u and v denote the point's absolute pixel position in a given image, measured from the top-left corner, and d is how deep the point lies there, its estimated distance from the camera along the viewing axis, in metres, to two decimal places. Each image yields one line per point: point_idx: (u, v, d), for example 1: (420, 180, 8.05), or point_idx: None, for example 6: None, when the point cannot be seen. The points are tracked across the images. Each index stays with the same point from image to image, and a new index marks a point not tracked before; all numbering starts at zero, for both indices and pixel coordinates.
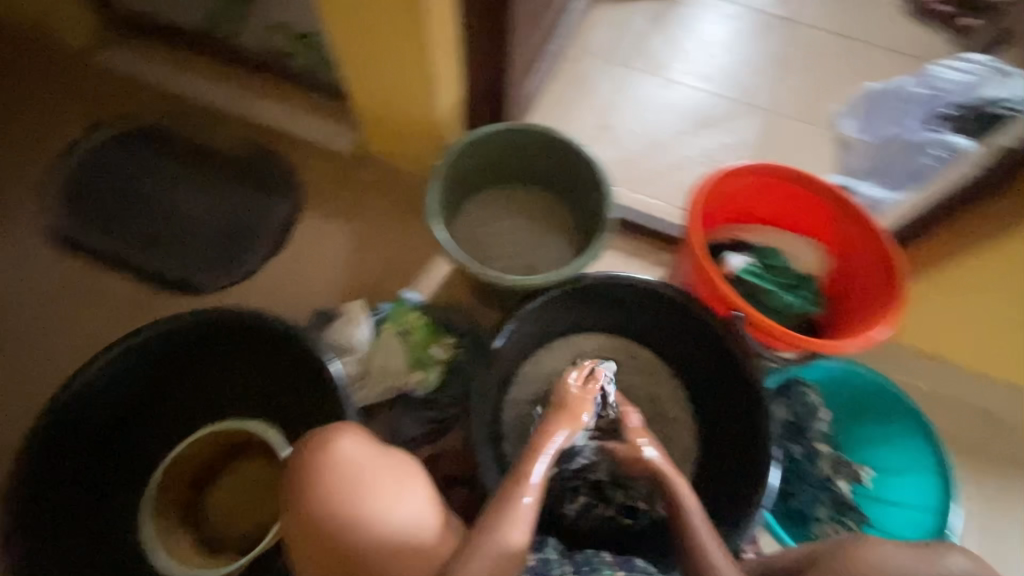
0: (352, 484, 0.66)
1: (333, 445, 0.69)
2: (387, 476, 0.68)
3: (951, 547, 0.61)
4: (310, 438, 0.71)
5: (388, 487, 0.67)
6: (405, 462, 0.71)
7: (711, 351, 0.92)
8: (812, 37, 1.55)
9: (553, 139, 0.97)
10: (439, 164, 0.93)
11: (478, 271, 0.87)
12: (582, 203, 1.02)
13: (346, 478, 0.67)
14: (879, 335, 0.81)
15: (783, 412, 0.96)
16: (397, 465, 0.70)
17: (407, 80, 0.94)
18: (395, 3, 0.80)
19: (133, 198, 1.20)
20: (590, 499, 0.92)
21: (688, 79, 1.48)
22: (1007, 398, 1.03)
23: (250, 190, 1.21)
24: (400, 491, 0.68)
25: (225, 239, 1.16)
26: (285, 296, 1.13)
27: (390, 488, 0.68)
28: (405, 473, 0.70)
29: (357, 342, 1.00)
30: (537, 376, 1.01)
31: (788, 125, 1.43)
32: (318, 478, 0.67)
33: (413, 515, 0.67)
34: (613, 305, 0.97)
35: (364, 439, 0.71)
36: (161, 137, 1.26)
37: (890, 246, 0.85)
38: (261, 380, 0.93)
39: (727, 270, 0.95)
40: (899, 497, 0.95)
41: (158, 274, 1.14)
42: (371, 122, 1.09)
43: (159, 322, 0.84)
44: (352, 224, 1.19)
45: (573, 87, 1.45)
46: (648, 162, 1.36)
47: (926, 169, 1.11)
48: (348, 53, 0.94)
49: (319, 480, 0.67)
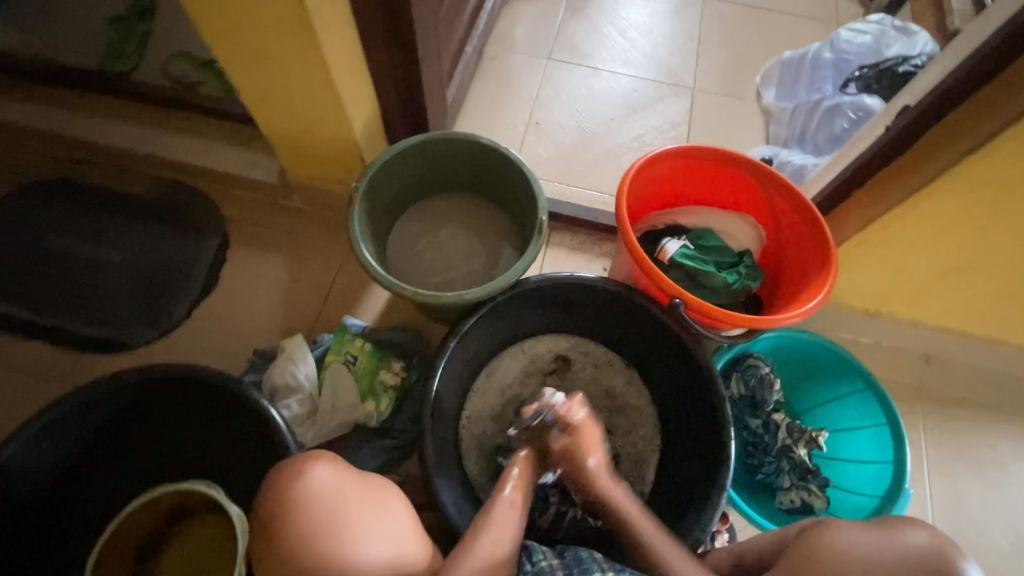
0: (332, 515, 0.61)
1: (305, 473, 0.63)
2: (365, 495, 0.65)
3: (912, 522, 0.60)
4: (277, 473, 0.64)
5: (368, 509, 0.63)
6: (379, 483, 0.68)
7: (658, 341, 0.92)
8: (725, 11, 1.58)
9: (476, 143, 0.93)
10: (360, 184, 0.88)
11: (414, 295, 0.82)
12: (516, 205, 1.00)
13: (329, 509, 0.62)
14: (818, 303, 0.81)
15: (737, 387, 0.99)
16: (376, 487, 0.67)
17: (313, 102, 0.89)
18: (282, 22, 0.75)
19: (42, 254, 1.11)
20: (562, 504, 0.91)
21: (612, 66, 1.47)
22: (939, 342, 1.08)
23: (172, 230, 1.15)
24: (382, 513, 0.64)
25: (150, 289, 1.09)
26: (226, 339, 1.08)
27: (369, 511, 0.64)
28: (385, 494, 0.67)
29: (299, 379, 0.96)
30: (494, 388, 1.01)
31: (711, 101, 1.44)
32: (296, 509, 0.61)
33: (398, 534, 0.64)
34: (559, 306, 0.97)
35: (336, 463, 0.66)
36: (67, 188, 1.18)
37: (818, 213, 0.86)
38: (203, 434, 0.87)
39: (664, 256, 0.94)
40: (857, 453, 0.97)
41: (80, 335, 1.06)
42: (286, 148, 1.03)
43: (78, 390, 0.77)
44: (289, 256, 1.15)
45: (499, 87, 1.43)
46: (582, 154, 1.35)
47: (841, 132, 1.17)
48: (244, 78, 0.87)
49: (299, 514, 0.61)
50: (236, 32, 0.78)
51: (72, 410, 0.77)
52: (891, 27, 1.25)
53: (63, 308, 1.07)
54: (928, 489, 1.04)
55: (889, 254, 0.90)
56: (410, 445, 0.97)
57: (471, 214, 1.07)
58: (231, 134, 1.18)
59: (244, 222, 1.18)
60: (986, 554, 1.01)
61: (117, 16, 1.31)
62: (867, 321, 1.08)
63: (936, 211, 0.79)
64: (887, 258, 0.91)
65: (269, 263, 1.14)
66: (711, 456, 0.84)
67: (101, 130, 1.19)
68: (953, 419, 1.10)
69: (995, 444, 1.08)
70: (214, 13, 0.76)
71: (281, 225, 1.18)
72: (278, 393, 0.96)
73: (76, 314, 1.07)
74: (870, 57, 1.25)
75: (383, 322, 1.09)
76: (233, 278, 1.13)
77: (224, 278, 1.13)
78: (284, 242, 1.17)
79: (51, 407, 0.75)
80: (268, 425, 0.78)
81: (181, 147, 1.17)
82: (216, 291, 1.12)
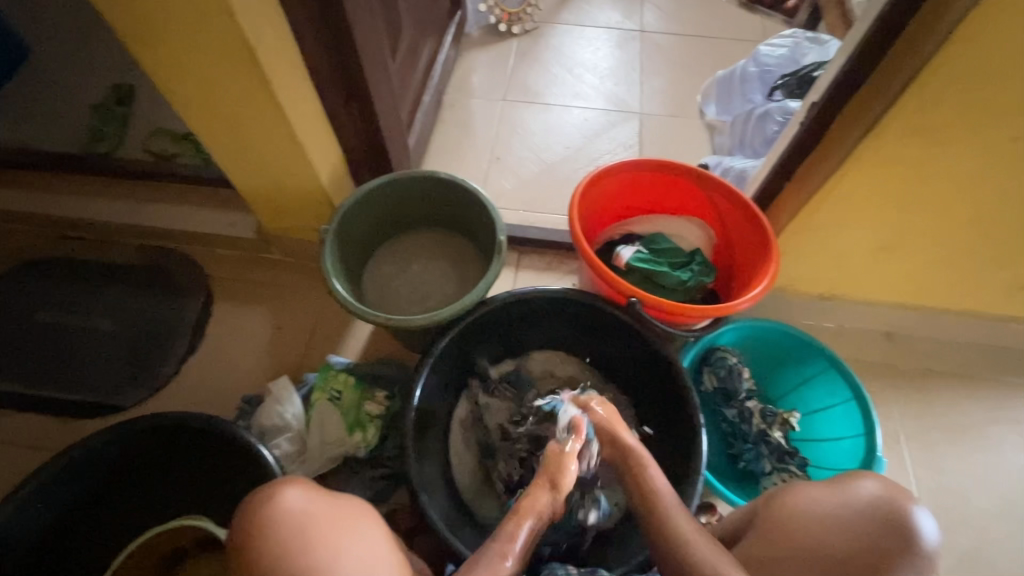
0: (301, 535, 0.58)
1: (276, 495, 0.61)
2: (332, 514, 0.61)
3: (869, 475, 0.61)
4: (250, 500, 0.62)
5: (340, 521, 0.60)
6: (354, 503, 0.64)
7: (624, 341, 0.97)
8: (662, 41, 1.72)
9: (434, 177, 1.01)
10: (330, 225, 0.94)
11: (386, 321, 0.87)
12: (480, 231, 1.07)
13: (299, 531, 0.58)
14: (765, 286, 0.86)
15: (709, 381, 1.02)
16: (350, 506, 0.64)
17: (280, 155, 0.97)
18: (245, 86, 0.83)
19: (33, 328, 1.16)
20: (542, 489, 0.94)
21: (563, 100, 1.59)
22: (897, 319, 1.14)
23: (157, 293, 1.20)
24: (355, 533, 0.60)
25: (140, 350, 1.14)
26: (214, 390, 1.11)
27: (339, 527, 0.60)
28: (358, 513, 0.63)
29: (287, 417, 0.99)
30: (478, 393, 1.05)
31: (659, 121, 1.55)
32: (265, 533, 0.59)
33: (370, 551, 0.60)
34: (528, 321, 1.02)
35: (303, 484, 0.64)
36: (55, 263, 1.24)
37: (754, 206, 0.93)
38: (198, 475, 0.91)
39: (620, 262, 1.00)
40: (833, 432, 1.00)
41: (71, 401, 1.09)
42: (260, 202, 1.11)
43: (69, 448, 0.80)
44: (273, 305, 1.21)
45: (459, 131, 1.53)
46: (543, 183, 1.44)
47: (774, 134, 1.28)
48: (215, 139, 0.95)
49: (270, 537, 0.58)
50: (203, 98, 0.87)
51: (64, 469, 0.80)
52: (805, 39, 1.41)
53: (53, 377, 1.11)
54: (908, 461, 1.07)
55: (826, 238, 0.96)
56: (397, 473, 0.99)
57: (439, 244, 1.14)
58: (209, 197, 1.25)
59: (227, 278, 1.24)
60: (974, 521, 1.02)
61: (98, 104, 1.41)
62: (825, 306, 1.13)
63: (855, 194, 0.85)
64: (825, 242, 0.97)
65: (254, 313, 1.20)
66: (686, 444, 0.88)
67: (83, 206, 1.25)
68: (923, 390, 1.13)
69: (966, 411, 1.12)
70: (182, 82, 0.84)
71: (263, 277, 1.24)
72: (267, 433, 0.99)
73: (69, 382, 1.10)
74: (790, 67, 1.38)
75: (365, 358, 1.13)
76: (218, 332, 1.18)
77: (210, 334, 1.18)
78: (267, 292, 1.22)
79: (45, 468, 0.78)
80: (255, 460, 0.81)
81: (160, 214, 1.24)
82: (202, 345, 1.16)
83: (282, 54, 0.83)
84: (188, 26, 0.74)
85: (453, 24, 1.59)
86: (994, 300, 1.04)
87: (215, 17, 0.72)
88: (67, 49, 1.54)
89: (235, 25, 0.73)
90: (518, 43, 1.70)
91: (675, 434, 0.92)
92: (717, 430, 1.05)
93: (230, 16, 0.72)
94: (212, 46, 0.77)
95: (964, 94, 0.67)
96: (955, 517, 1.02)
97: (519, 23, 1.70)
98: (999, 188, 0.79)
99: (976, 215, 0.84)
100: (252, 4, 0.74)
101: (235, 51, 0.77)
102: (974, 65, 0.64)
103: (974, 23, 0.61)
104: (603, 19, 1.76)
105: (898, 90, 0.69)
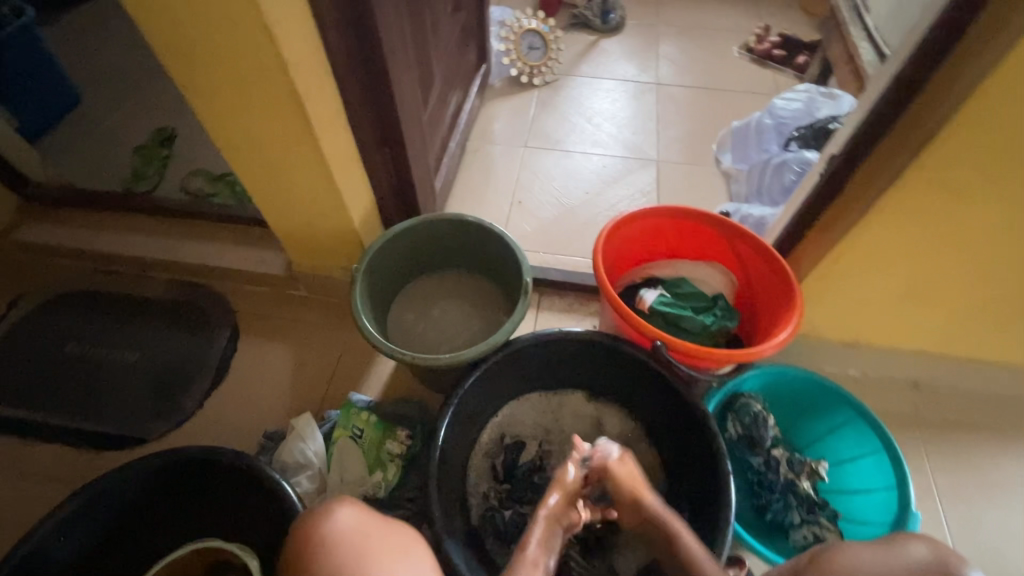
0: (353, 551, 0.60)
1: (329, 516, 0.64)
2: (385, 540, 0.63)
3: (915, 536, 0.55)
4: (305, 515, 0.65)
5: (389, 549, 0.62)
6: (403, 531, 0.66)
7: (649, 384, 0.97)
8: (677, 92, 1.79)
9: (461, 220, 1.04)
10: (361, 265, 0.97)
11: (414, 359, 0.88)
12: (505, 272, 1.09)
13: (353, 549, 0.61)
14: (790, 332, 0.86)
15: (733, 429, 1.01)
16: (397, 537, 0.65)
17: (316, 199, 1.02)
18: (289, 134, 0.88)
19: (63, 360, 1.18)
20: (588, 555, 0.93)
21: (582, 147, 1.64)
22: (924, 369, 1.12)
23: (187, 327, 1.22)
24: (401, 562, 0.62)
25: (167, 382, 1.15)
26: (236, 426, 1.12)
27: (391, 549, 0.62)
28: (403, 546, 0.64)
29: (306, 456, 0.99)
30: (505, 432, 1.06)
31: (676, 168, 1.59)
32: (320, 551, 0.61)
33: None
34: (551, 362, 1.02)
35: (358, 505, 0.67)
36: (88, 295, 1.27)
37: (776, 253, 0.95)
38: (221, 509, 0.91)
39: (643, 306, 1.02)
40: (863, 483, 0.98)
41: (94, 433, 1.10)
42: (292, 243, 1.15)
43: (101, 479, 0.81)
44: (297, 341, 1.23)
45: (482, 175, 1.59)
46: (562, 228, 1.47)
47: (791, 183, 1.31)
48: (256, 183, 1.01)
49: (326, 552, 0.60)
50: (249, 145, 0.92)
51: (92, 502, 0.80)
52: (818, 93, 1.46)
53: (77, 409, 1.12)
54: (943, 518, 1.03)
55: (849, 286, 0.97)
56: (418, 515, 0.98)
57: (463, 284, 1.16)
58: (242, 236, 1.29)
59: (254, 314, 1.27)
60: None
61: (141, 146, 1.49)
62: (849, 354, 1.13)
63: (877, 244, 0.87)
64: (849, 290, 0.98)
65: (278, 350, 1.22)
66: (713, 493, 0.86)
67: (118, 240, 1.30)
68: (953, 442, 1.11)
69: (999, 464, 1.08)
70: (232, 130, 0.90)
71: (289, 314, 1.27)
72: (289, 470, 0.98)
73: (95, 414, 1.11)
74: (805, 119, 1.43)
75: (387, 395, 1.14)
76: (243, 368, 1.19)
77: (235, 368, 1.19)
78: (293, 328, 1.25)
79: (77, 497, 0.79)
80: (280, 499, 0.81)
81: (193, 250, 1.28)
82: (225, 379, 1.18)
83: (326, 105, 0.88)
84: (244, 79, 0.80)
85: (478, 76, 1.68)
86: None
87: (269, 69, 0.78)
88: (114, 96, 1.64)
89: (288, 79, 0.79)
90: (539, 93, 1.78)
91: (701, 485, 0.90)
92: (743, 478, 1.03)
93: (285, 70, 0.77)
94: (260, 96, 0.82)
95: (983, 149, 0.70)
96: None
97: (540, 76, 1.79)
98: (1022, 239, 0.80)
99: (1002, 266, 0.85)
100: (303, 59, 0.79)
101: (286, 102, 0.83)
102: (991, 124, 0.67)
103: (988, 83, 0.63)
104: (620, 73, 1.84)
105: (920, 145, 0.72)
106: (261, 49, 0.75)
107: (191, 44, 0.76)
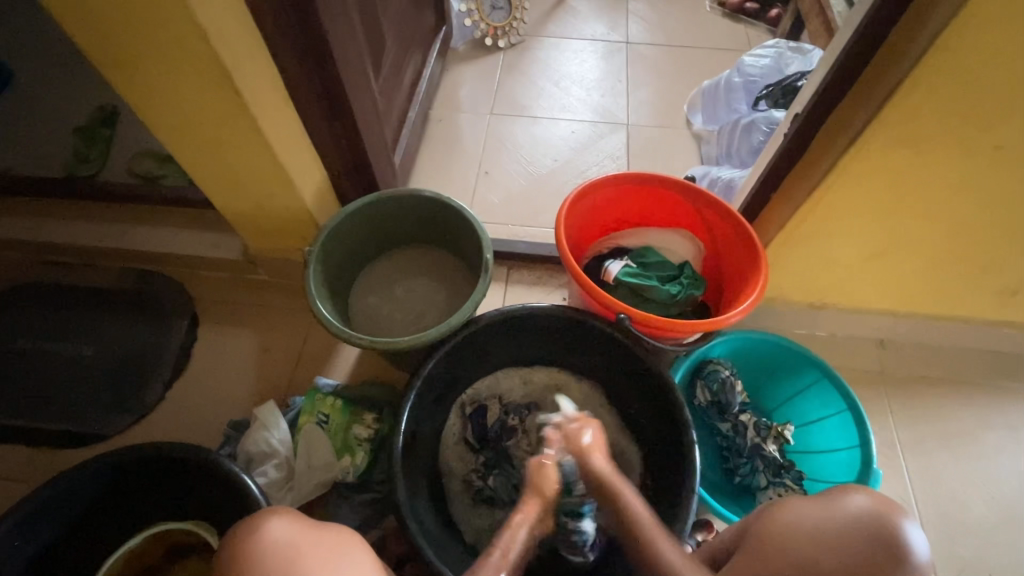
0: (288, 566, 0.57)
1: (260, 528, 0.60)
2: (324, 541, 0.60)
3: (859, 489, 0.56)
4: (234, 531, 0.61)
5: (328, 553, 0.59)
6: (341, 532, 0.63)
7: (615, 356, 0.96)
8: (647, 50, 1.73)
9: (418, 195, 1.00)
10: (314, 247, 0.93)
11: (373, 343, 0.85)
12: (468, 248, 1.05)
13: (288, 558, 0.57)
14: (755, 298, 0.85)
15: (702, 395, 1.01)
16: (334, 536, 0.62)
17: (263, 179, 0.97)
18: (223, 110, 0.82)
19: (12, 357, 1.13)
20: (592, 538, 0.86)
21: (550, 113, 1.59)
22: (889, 327, 1.13)
23: (143, 316, 1.18)
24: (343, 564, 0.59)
25: (125, 374, 1.12)
26: (200, 416, 1.09)
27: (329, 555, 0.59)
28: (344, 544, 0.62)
29: (270, 444, 0.97)
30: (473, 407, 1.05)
31: (647, 130, 1.55)
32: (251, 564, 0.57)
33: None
34: (518, 338, 1.01)
35: (292, 514, 0.63)
36: (35, 288, 1.22)
37: (742, 218, 0.92)
38: (184, 500, 0.89)
39: (609, 277, 1.00)
40: (829, 443, 0.99)
41: (50, 429, 1.06)
42: (243, 224, 1.10)
43: (52, 481, 0.78)
44: (259, 327, 1.19)
45: (447, 145, 1.53)
46: (531, 199, 1.43)
47: (760, 143, 1.29)
48: (198, 164, 0.95)
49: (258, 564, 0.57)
50: (183, 124, 0.86)
51: (43, 504, 0.78)
52: (787, 48, 1.43)
53: (31, 407, 1.08)
54: (905, 471, 1.05)
55: (814, 248, 0.95)
56: (388, 498, 0.97)
57: (427, 262, 1.13)
58: (194, 219, 1.24)
59: (213, 301, 1.23)
60: (972, 530, 1.01)
61: (82, 126, 1.40)
62: (817, 315, 1.13)
63: (842, 203, 0.85)
64: (816, 252, 0.96)
65: (241, 336, 1.18)
66: (679, 461, 0.86)
67: (61, 229, 1.23)
68: (916, 397, 1.13)
69: (960, 416, 1.11)
70: (161, 108, 0.84)
71: (250, 298, 1.23)
72: (254, 460, 0.97)
73: (50, 410, 1.07)
74: (773, 75, 1.40)
75: (354, 378, 1.12)
76: (204, 356, 1.16)
77: (195, 356, 1.16)
78: (254, 313, 1.21)
79: (26, 502, 0.76)
80: (241, 492, 0.79)
81: (142, 236, 1.22)
82: (187, 368, 1.14)
83: (260, 77, 0.82)
84: (164, 51, 0.73)
85: (439, 39, 1.59)
86: (988, 305, 1.04)
87: (188, 39, 0.71)
88: (48, 73, 1.53)
89: (212, 50, 0.72)
90: (504, 56, 1.71)
91: (667, 453, 0.90)
92: (712, 443, 1.04)
93: (205, 38, 0.71)
94: (185, 68, 0.76)
95: (944, 103, 0.67)
96: (952, 529, 1.01)
97: (505, 37, 1.71)
98: (984, 194, 0.78)
99: (966, 222, 0.84)
100: (228, 25, 0.73)
101: (212, 74, 0.76)
102: (954, 77, 0.64)
103: (950, 35, 0.60)
104: (588, 32, 1.77)
105: (881, 101, 0.69)
106: (176, 15, 0.68)
107: (99, 13, 0.69)
